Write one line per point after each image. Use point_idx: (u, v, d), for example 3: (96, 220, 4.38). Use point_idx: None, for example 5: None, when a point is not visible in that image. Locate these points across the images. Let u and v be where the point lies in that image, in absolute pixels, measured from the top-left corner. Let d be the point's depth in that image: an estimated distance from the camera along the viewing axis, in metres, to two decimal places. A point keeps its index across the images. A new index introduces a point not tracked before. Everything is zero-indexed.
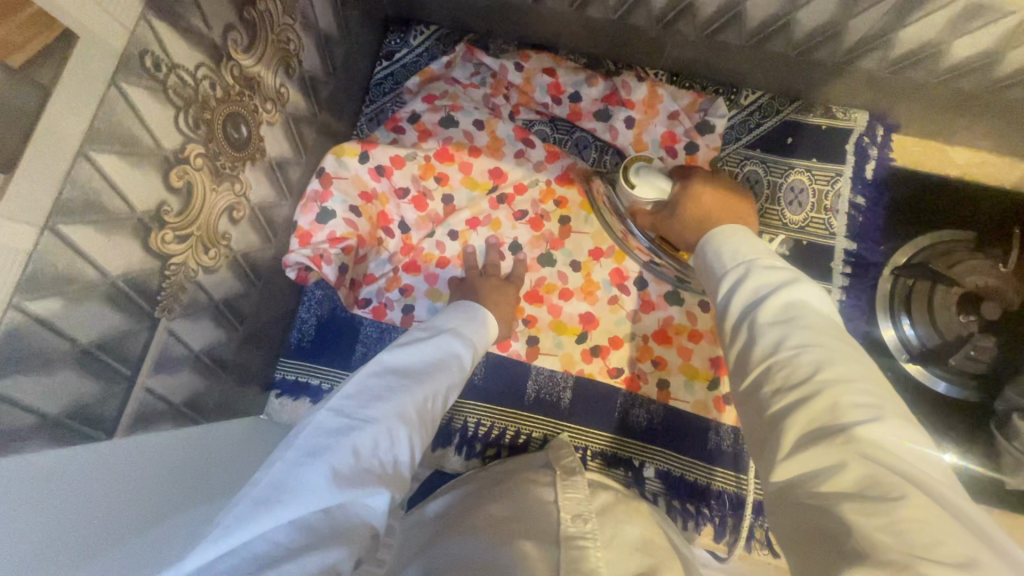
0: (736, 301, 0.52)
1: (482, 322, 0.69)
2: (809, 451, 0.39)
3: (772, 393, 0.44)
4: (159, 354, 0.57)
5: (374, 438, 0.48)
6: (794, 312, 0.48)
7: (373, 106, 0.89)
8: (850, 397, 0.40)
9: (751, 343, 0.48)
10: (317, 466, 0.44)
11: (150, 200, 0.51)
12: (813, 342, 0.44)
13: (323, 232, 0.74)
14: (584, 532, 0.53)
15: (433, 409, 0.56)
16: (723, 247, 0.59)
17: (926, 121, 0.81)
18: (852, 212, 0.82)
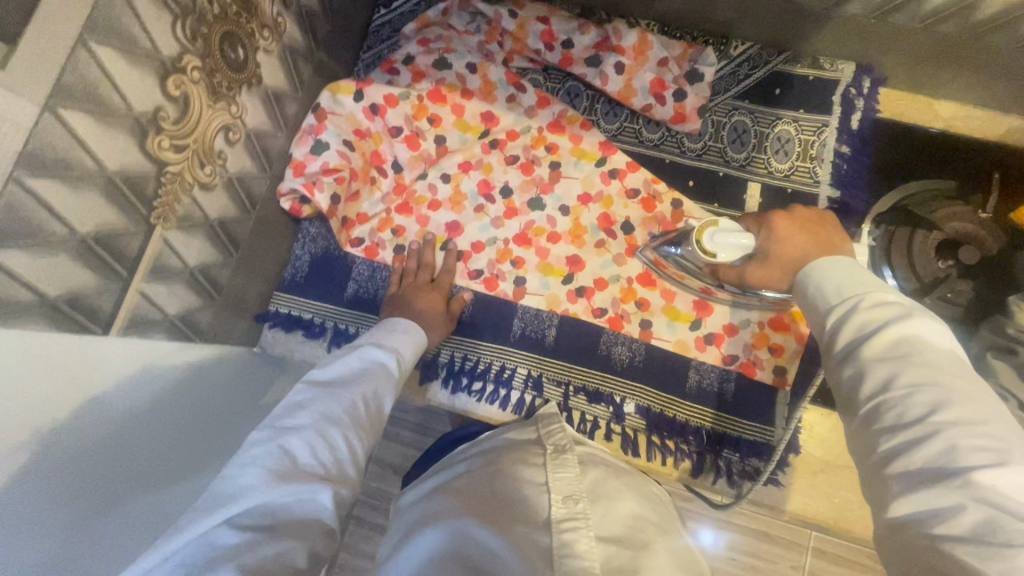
0: (843, 337, 0.47)
1: (405, 331, 0.72)
2: (920, 493, 0.37)
3: (881, 435, 0.41)
4: (154, 261, 0.59)
5: (307, 443, 0.51)
6: (916, 350, 0.43)
7: (370, 52, 0.91)
8: (971, 440, 0.37)
9: (856, 378, 0.45)
10: (250, 474, 0.47)
11: (147, 103, 0.53)
12: (927, 382, 0.40)
13: (316, 163, 0.76)
14: (576, 513, 0.52)
15: (367, 408, 0.59)
16: (824, 277, 0.53)
17: (910, 73, 0.82)
18: (837, 161, 0.83)
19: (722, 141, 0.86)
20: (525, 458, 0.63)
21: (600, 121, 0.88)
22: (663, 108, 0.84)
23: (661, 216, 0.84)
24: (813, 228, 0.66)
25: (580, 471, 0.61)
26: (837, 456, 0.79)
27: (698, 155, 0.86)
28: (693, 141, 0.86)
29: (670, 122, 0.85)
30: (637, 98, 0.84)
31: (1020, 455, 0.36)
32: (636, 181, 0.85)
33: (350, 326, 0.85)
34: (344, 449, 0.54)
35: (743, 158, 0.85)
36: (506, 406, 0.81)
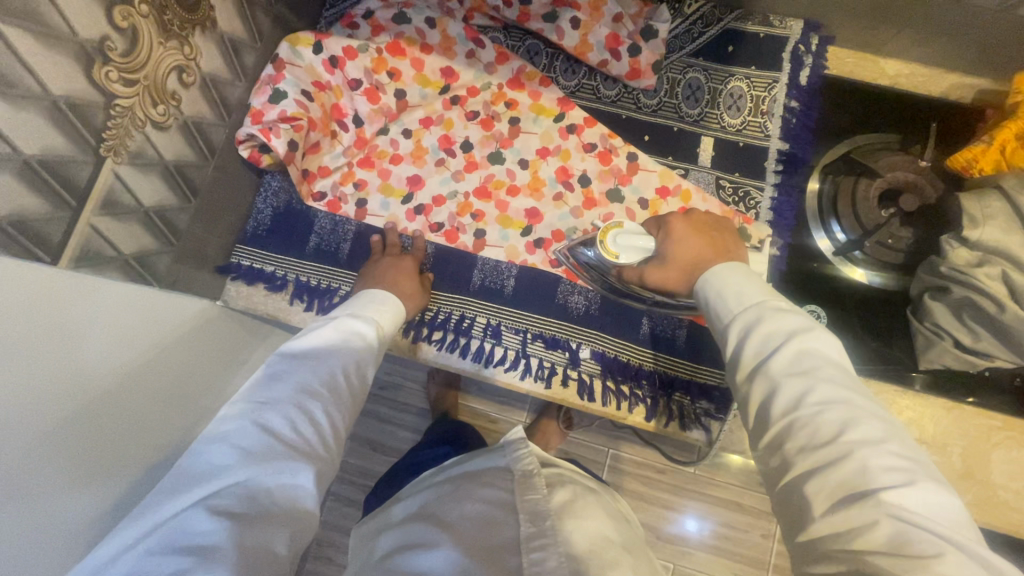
0: (748, 347, 0.53)
1: (384, 302, 0.73)
2: (842, 511, 0.41)
3: (797, 449, 0.45)
4: (105, 194, 0.60)
5: (284, 420, 0.53)
6: (817, 365, 0.49)
7: (333, 10, 0.91)
8: (878, 459, 0.42)
9: (768, 394, 0.49)
10: (230, 451, 0.49)
11: (93, 32, 0.54)
12: (834, 398, 0.46)
13: (273, 111, 0.76)
14: (544, 531, 0.55)
15: (344, 382, 0.61)
16: (727, 287, 0.59)
17: (855, 31, 0.85)
18: (787, 115, 0.86)
19: (677, 97, 0.88)
20: (489, 475, 0.65)
21: (559, 78, 0.90)
22: (618, 63, 0.86)
23: (617, 169, 0.86)
24: (709, 231, 0.71)
25: (550, 492, 0.62)
26: None
27: (654, 111, 0.88)
28: (649, 98, 0.88)
29: (626, 78, 0.87)
30: (593, 54, 0.86)
31: (921, 472, 0.42)
32: (593, 136, 0.87)
33: (312, 279, 0.86)
34: (322, 426, 0.56)
35: (697, 114, 0.88)
36: (465, 354, 0.83)
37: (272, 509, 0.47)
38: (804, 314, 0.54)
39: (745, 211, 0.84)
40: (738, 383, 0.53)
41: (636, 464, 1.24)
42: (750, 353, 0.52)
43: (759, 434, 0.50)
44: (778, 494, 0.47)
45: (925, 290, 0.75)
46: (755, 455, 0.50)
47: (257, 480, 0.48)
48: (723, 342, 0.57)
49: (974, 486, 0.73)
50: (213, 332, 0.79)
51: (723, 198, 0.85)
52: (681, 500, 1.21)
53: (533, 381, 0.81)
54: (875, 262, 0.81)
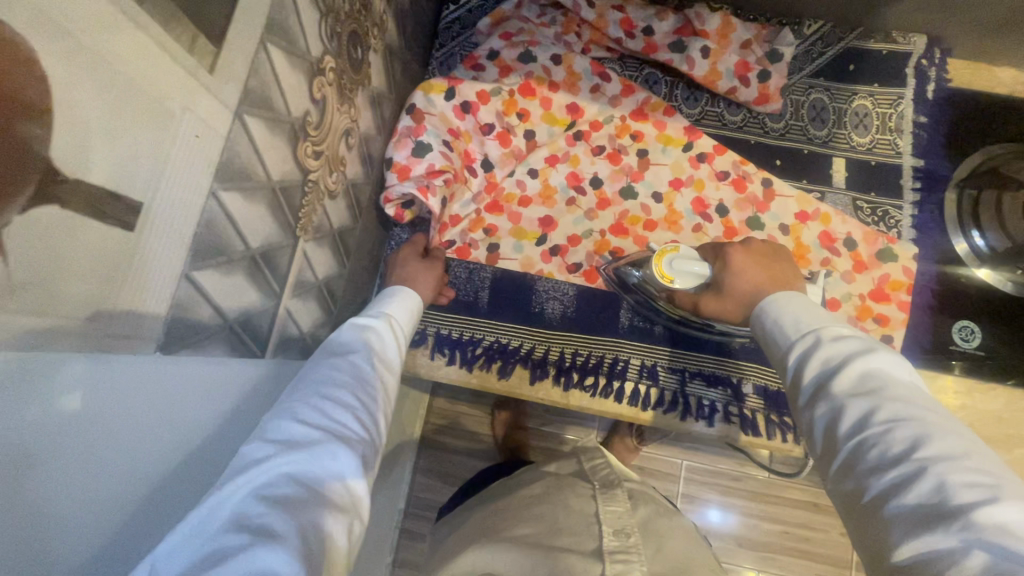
0: (808, 369, 0.50)
1: (401, 299, 0.68)
2: (923, 540, 0.35)
3: (869, 473, 0.41)
4: (296, 276, 0.56)
5: (316, 409, 0.48)
6: (879, 382, 0.45)
7: (442, 50, 0.88)
8: (959, 475, 0.37)
9: (835, 413, 0.45)
10: (264, 443, 0.44)
11: (300, 107, 0.50)
12: (906, 413, 0.42)
13: (421, 165, 0.74)
14: (627, 546, 0.61)
15: (373, 369, 0.56)
16: (781, 316, 0.57)
17: (977, 43, 0.85)
18: (917, 131, 0.86)
19: (803, 119, 0.87)
20: (577, 490, 0.73)
21: (681, 106, 0.88)
22: (747, 90, 0.85)
23: (754, 196, 0.85)
24: (768, 262, 0.69)
25: (630, 506, 0.70)
26: None
27: (782, 134, 0.87)
28: (775, 121, 0.87)
29: (753, 103, 0.86)
30: (721, 82, 0.85)
31: (1012, 491, 0.35)
32: (725, 164, 0.86)
33: (452, 330, 0.82)
34: (358, 414, 0.50)
35: (825, 135, 0.87)
36: (621, 398, 0.80)
37: (318, 499, 0.42)
38: (864, 335, 0.51)
39: (886, 230, 0.84)
40: (802, 408, 0.49)
41: (712, 474, 1.21)
42: (810, 377, 0.50)
43: (826, 463, 0.46)
44: (855, 529, 0.41)
45: None
46: (828, 492, 0.45)
47: (298, 470, 0.42)
48: (784, 367, 0.54)
49: None
50: None
51: (862, 219, 0.84)
52: (766, 514, 1.18)
53: (694, 420, 0.79)
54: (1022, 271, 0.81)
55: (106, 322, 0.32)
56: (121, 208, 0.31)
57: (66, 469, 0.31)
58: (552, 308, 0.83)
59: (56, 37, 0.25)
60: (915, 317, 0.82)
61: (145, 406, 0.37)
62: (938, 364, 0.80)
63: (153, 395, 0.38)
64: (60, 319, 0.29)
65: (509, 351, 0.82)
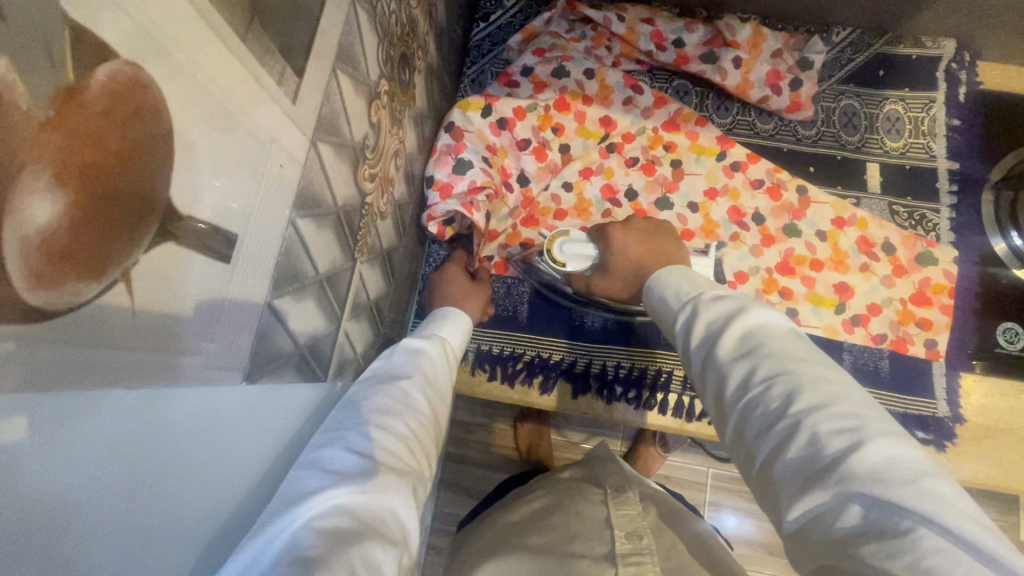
0: (695, 339, 0.49)
1: (442, 323, 0.67)
2: (806, 495, 0.35)
3: (758, 437, 0.40)
4: (354, 298, 0.56)
5: (368, 437, 0.46)
6: (753, 339, 0.45)
7: (474, 67, 0.89)
8: (828, 422, 0.37)
9: (721, 380, 0.44)
10: (316, 474, 0.42)
11: (360, 131, 0.51)
12: (783, 366, 0.41)
13: (463, 182, 0.74)
14: (639, 547, 0.61)
15: (423, 399, 0.54)
16: (666, 289, 0.57)
17: (1007, 46, 0.86)
18: (950, 134, 0.86)
19: (835, 126, 0.88)
20: (588, 497, 0.74)
21: (713, 116, 0.89)
22: (779, 98, 0.85)
23: (789, 203, 0.85)
24: (652, 238, 0.71)
25: (642, 509, 0.70)
26: (996, 419, 0.77)
27: (814, 141, 0.87)
28: (808, 128, 0.88)
29: (785, 111, 0.86)
30: (754, 91, 0.85)
31: (871, 423, 0.36)
32: (759, 172, 0.86)
33: (493, 346, 0.82)
34: (406, 441, 0.48)
35: (858, 140, 0.87)
36: (665, 410, 0.80)
37: (365, 528, 0.39)
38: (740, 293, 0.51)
39: (924, 233, 0.84)
40: (695, 375, 0.49)
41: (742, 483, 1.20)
42: (697, 346, 0.49)
43: (723, 429, 0.45)
44: (757, 490, 0.41)
45: None
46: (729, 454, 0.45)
47: (350, 500, 0.40)
48: (676, 340, 0.53)
49: None
50: None
51: (899, 223, 0.84)
52: None
53: None
54: None
55: (185, 358, 0.31)
56: (220, 242, 0.31)
57: (106, 518, 0.26)
58: (592, 321, 0.83)
59: (176, 73, 0.26)
60: (959, 319, 0.81)
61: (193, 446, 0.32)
62: (982, 367, 0.79)
63: (202, 428, 0.33)
64: (153, 355, 0.28)
65: (550, 365, 0.82)
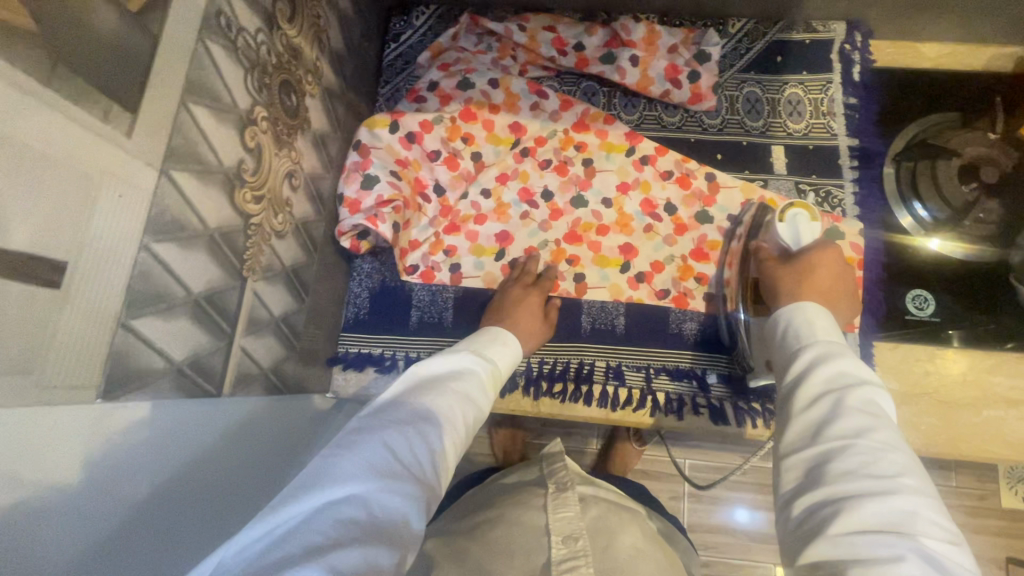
0: (818, 370, 0.51)
1: (504, 346, 0.69)
2: (869, 543, 0.39)
3: (843, 469, 0.43)
4: (249, 314, 0.59)
5: (405, 443, 0.48)
6: (879, 414, 0.47)
7: (387, 86, 0.92)
8: (926, 514, 0.41)
9: (830, 415, 0.47)
10: (355, 463, 0.44)
11: (232, 157, 0.54)
12: (898, 448, 0.45)
13: (370, 197, 0.77)
14: (575, 552, 0.63)
15: (458, 417, 0.55)
16: (814, 319, 0.57)
17: (896, 23, 0.89)
18: (849, 112, 0.88)
19: (738, 113, 0.90)
20: (529, 501, 0.74)
21: (620, 114, 0.92)
22: (680, 91, 0.88)
23: (699, 191, 0.88)
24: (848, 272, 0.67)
25: (580, 508, 0.72)
26: (911, 385, 0.79)
27: (720, 130, 0.90)
28: (713, 118, 0.90)
29: (688, 103, 0.89)
30: (654, 87, 0.88)
31: (965, 547, 0.40)
32: (668, 164, 0.89)
33: (422, 353, 0.85)
34: (436, 455, 0.49)
35: (761, 125, 0.90)
36: (590, 401, 0.82)
37: (377, 532, 0.41)
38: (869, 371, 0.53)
39: (831, 209, 0.86)
40: (791, 392, 0.52)
41: (717, 471, 1.20)
42: (818, 377, 0.51)
43: (793, 444, 0.48)
44: (800, 509, 0.44)
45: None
46: (780, 461, 0.48)
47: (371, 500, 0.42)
48: (787, 361, 0.55)
49: None
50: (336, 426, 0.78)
51: (806, 201, 0.87)
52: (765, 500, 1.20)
53: (665, 415, 0.81)
54: (967, 238, 0.82)
55: (14, 378, 0.33)
56: (45, 269, 0.34)
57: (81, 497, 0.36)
58: None
59: None
60: (869, 291, 0.84)
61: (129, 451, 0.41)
62: (894, 335, 0.81)
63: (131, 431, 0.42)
64: None
65: None
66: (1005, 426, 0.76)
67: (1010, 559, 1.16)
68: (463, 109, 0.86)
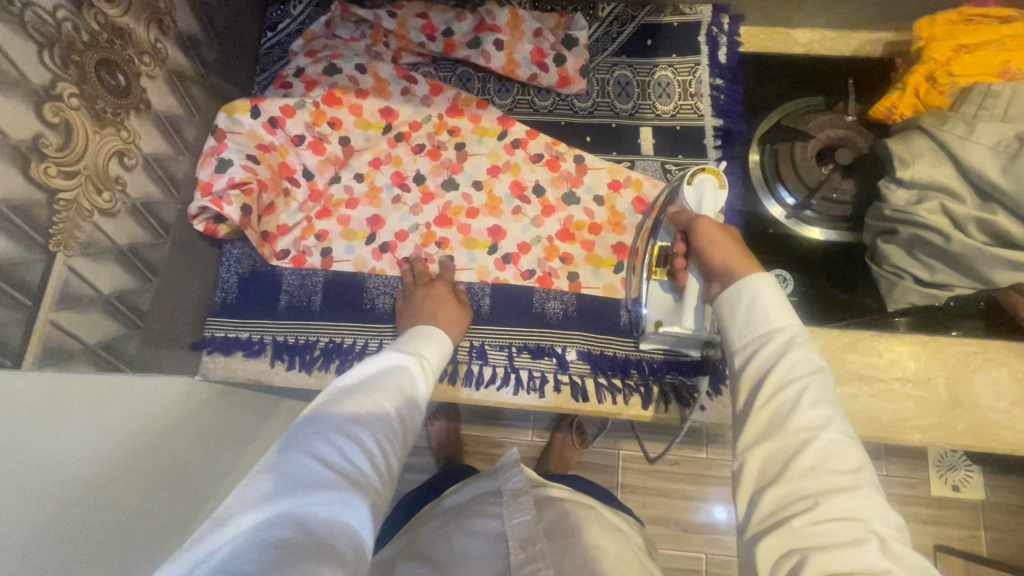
0: (783, 361, 0.50)
1: (427, 343, 0.67)
2: (831, 527, 0.41)
3: (799, 464, 0.45)
4: (60, 288, 0.59)
5: (337, 452, 0.47)
6: (832, 403, 0.48)
7: (265, 73, 0.94)
8: (875, 499, 0.43)
9: (791, 408, 0.48)
10: (282, 483, 0.44)
11: (25, 130, 0.54)
12: (847, 436, 0.47)
13: (221, 180, 0.78)
14: (532, 555, 0.56)
15: (397, 411, 0.54)
16: (769, 299, 0.55)
17: (766, 8, 0.90)
18: (714, 93, 0.90)
19: (609, 96, 0.91)
20: (485, 509, 0.65)
21: (494, 99, 0.93)
22: (547, 75, 0.90)
23: (567, 173, 0.89)
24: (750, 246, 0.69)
25: (538, 512, 0.64)
26: None
27: (591, 112, 0.91)
28: (583, 101, 0.92)
29: (557, 87, 0.90)
30: (521, 70, 0.90)
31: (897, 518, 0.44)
32: (538, 147, 0.90)
33: (289, 336, 0.85)
34: (372, 453, 0.49)
35: (631, 108, 0.91)
36: (455, 381, 0.80)
37: (315, 543, 0.41)
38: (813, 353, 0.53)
39: None
40: (752, 384, 0.51)
41: (644, 460, 1.22)
42: (781, 366, 0.50)
43: (755, 434, 0.48)
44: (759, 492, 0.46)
45: (877, 235, 0.79)
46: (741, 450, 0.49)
47: (306, 514, 0.42)
48: (744, 346, 0.54)
49: (963, 413, 0.75)
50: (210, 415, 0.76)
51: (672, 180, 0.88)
52: (726, 499, 1.20)
53: (527, 394, 0.81)
54: (825, 217, 0.85)
55: None
56: None
57: None
58: (383, 303, 0.86)
59: None
60: None
61: (57, 449, 0.49)
62: None
63: None
64: None
65: (345, 349, 0.84)
66: (856, 402, 0.76)
67: (937, 546, 1.16)
68: (329, 93, 0.87)
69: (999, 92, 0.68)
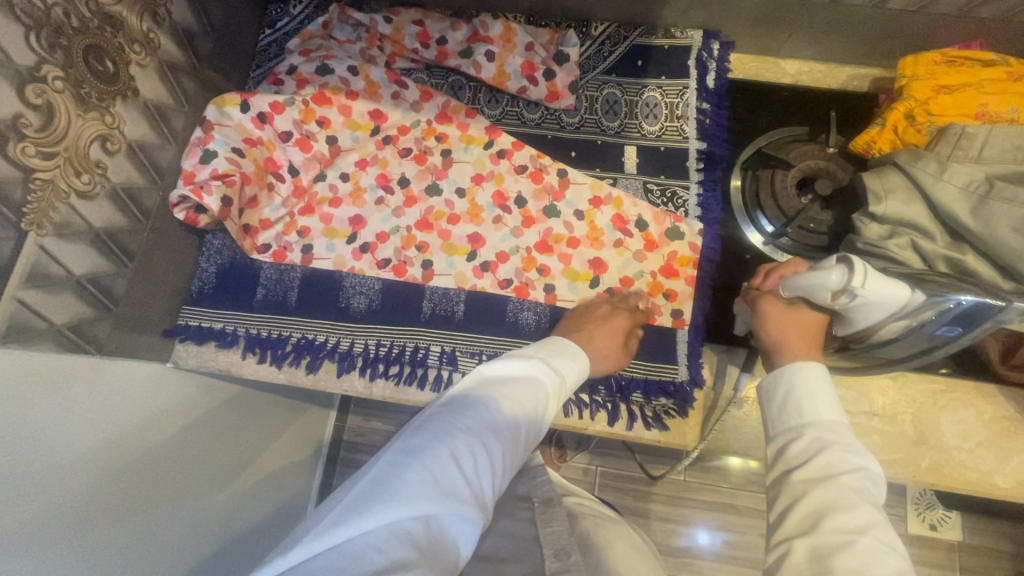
0: (814, 454, 0.49)
1: (573, 358, 0.61)
2: None
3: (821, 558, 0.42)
4: (29, 267, 0.59)
5: (474, 454, 0.45)
6: (872, 503, 0.45)
7: (259, 70, 0.95)
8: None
9: (817, 503, 0.45)
10: (420, 478, 0.41)
11: (5, 109, 0.55)
12: (885, 541, 0.42)
13: (205, 170, 0.80)
14: (568, 566, 0.55)
15: (527, 431, 0.51)
16: (807, 391, 0.54)
17: (755, 37, 0.91)
18: (700, 117, 0.91)
19: (596, 113, 0.93)
20: (515, 514, 0.66)
21: (483, 108, 0.94)
22: (536, 88, 0.91)
23: (550, 186, 0.89)
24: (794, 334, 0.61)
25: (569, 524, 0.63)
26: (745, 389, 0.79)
27: (577, 128, 0.93)
28: (570, 116, 0.93)
29: (545, 100, 0.92)
30: (511, 82, 0.92)
31: None
32: (523, 158, 0.90)
33: (262, 329, 0.84)
34: (498, 469, 0.46)
35: (617, 126, 0.92)
36: (424, 385, 0.81)
37: (433, 551, 0.39)
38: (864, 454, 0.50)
39: (675, 210, 0.88)
40: (785, 477, 0.49)
41: (623, 479, 1.21)
42: (810, 458, 0.49)
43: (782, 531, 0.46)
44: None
45: None
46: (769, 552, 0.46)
47: (434, 515, 0.40)
48: (784, 440, 0.53)
49: (928, 451, 0.75)
50: (191, 402, 0.77)
51: (652, 200, 0.89)
52: (711, 524, 1.18)
53: None
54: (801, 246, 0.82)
55: None
56: None
57: None
58: (357, 302, 0.86)
59: None
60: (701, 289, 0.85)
61: (36, 432, 0.51)
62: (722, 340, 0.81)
63: None
64: None
65: (316, 346, 0.83)
66: None
67: None
68: (319, 91, 0.89)
69: (974, 134, 0.69)
